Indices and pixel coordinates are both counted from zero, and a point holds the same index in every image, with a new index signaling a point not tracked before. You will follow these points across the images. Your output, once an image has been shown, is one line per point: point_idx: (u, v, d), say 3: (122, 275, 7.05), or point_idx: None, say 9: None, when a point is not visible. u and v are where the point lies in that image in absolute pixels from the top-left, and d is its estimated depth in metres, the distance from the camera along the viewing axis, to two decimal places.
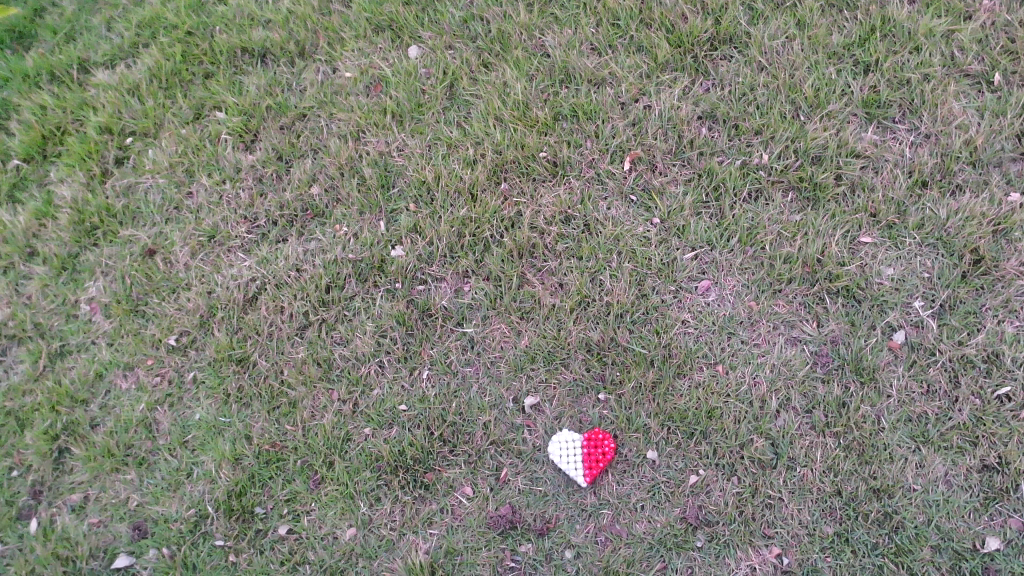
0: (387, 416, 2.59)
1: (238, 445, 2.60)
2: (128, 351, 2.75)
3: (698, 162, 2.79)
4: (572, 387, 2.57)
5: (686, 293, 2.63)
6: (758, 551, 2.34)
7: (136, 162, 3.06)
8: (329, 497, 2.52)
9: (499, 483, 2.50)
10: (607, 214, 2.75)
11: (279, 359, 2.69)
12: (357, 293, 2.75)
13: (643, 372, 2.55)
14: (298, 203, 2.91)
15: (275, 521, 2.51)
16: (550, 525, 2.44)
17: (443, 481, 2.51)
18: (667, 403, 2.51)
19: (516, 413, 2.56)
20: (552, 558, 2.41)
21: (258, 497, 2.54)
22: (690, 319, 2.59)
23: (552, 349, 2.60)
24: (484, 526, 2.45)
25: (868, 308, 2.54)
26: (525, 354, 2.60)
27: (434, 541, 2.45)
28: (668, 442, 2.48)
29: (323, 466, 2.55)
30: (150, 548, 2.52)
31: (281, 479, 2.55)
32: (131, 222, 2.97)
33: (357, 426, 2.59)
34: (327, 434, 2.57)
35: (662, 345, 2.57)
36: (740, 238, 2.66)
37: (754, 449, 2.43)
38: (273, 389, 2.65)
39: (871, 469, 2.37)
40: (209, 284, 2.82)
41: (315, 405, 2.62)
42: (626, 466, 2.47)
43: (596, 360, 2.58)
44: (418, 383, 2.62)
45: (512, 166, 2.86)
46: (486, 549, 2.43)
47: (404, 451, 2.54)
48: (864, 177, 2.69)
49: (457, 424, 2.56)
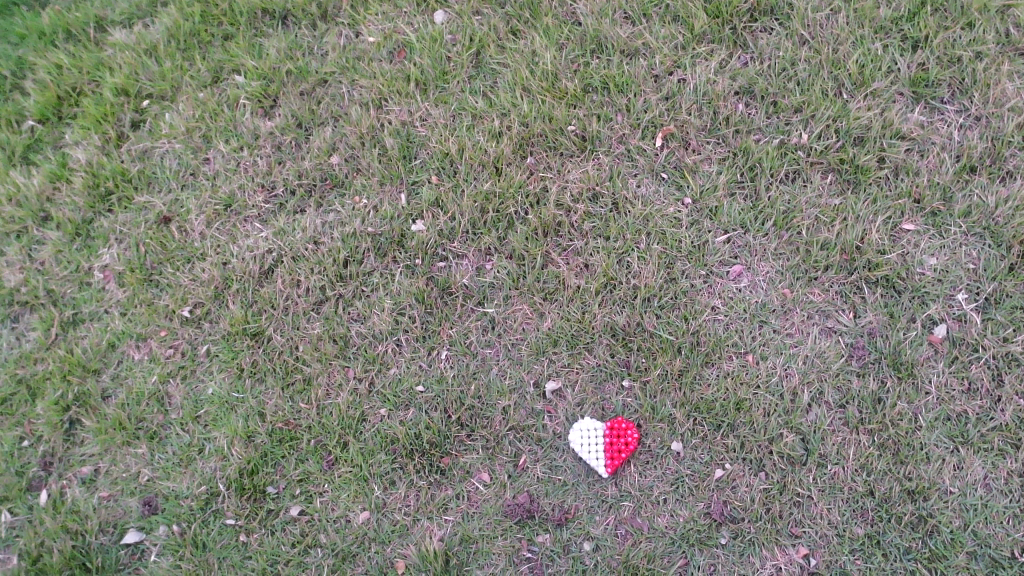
0: (403, 397, 2.50)
1: (251, 422, 2.53)
2: (141, 321, 2.70)
3: (733, 140, 2.66)
4: (595, 373, 2.47)
5: (717, 279, 2.52)
6: (784, 551, 2.22)
7: (153, 126, 2.98)
8: (342, 479, 2.43)
9: (517, 470, 2.40)
10: (637, 192, 2.64)
11: (295, 334, 2.62)
12: (375, 269, 2.68)
13: (670, 359, 2.43)
14: (317, 172, 2.83)
15: (287, 501, 2.43)
16: (569, 515, 2.33)
17: (459, 466, 2.41)
18: (693, 392, 2.39)
19: (536, 398, 2.46)
20: (570, 550, 2.31)
21: (270, 476, 2.46)
22: (721, 306, 2.48)
23: (576, 332, 2.50)
24: (501, 515, 2.35)
25: (909, 299, 2.43)
26: (548, 336, 2.51)
27: (449, 527, 2.36)
28: (694, 435, 2.36)
29: (337, 447, 2.46)
30: (160, 525, 2.45)
31: (294, 459, 2.47)
32: (146, 188, 2.90)
33: (373, 407, 2.51)
34: (341, 414, 2.49)
35: (690, 332, 2.46)
36: (775, 222, 2.55)
37: (784, 445, 2.30)
38: (288, 365, 2.59)
39: (906, 470, 2.25)
40: (225, 255, 2.76)
41: (330, 382, 2.55)
42: (649, 457, 2.36)
43: (621, 346, 2.47)
44: (436, 363, 2.53)
45: (539, 139, 2.75)
46: (502, 538, 2.33)
47: (420, 434, 2.45)
48: (908, 161, 2.56)
49: (475, 408, 2.46)
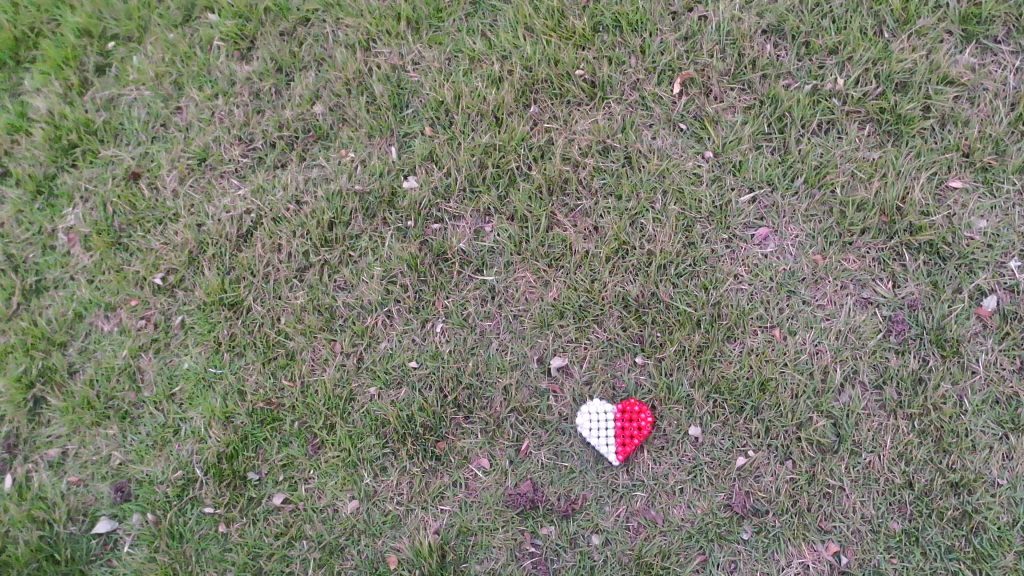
0: (395, 374, 2.29)
1: (230, 401, 2.32)
2: (109, 290, 2.47)
3: (760, 86, 2.38)
4: (606, 349, 2.24)
5: (740, 243, 2.27)
6: (813, 547, 2.03)
7: (119, 71, 2.70)
8: (329, 464, 2.24)
9: (519, 455, 2.20)
10: (652, 145, 2.38)
11: (276, 304, 2.40)
12: (363, 231, 2.43)
13: (688, 334, 2.20)
14: (299, 122, 2.56)
15: (270, 488, 2.24)
16: (576, 506, 2.15)
17: (456, 451, 2.21)
18: (713, 370, 2.17)
19: (540, 376, 2.24)
20: (577, 544, 2.13)
21: (251, 461, 2.27)
22: (745, 274, 2.24)
23: (584, 303, 2.27)
24: (501, 505, 2.17)
25: (955, 267, 2.18)
26: (553, 308, 2.28)
27: (446, 519, 2.17)
28: (714, 418, 2.14)
29: (323, 430, 2.26)
30: (133, 513, 2.27)
31: (276, 442, 2.28)
32: (113, 141, 2.64)
33: (361, 385, 2.29)
34: (327, 394, 2.29)
35: (711, 304, 2.22)
36: (806, 178, 2.29)
37: (814, 431, 2.09)
38: (269, 338, 2.37)
39: (950, 460, 2.03)
40: (199, 216, 2.51)
41: (315, 357, 2.34)
42: (664, 442, 2.15)
43: (634, 319, 2.24)
44: (430, 337, 2.31)
45: (544, 85, 2.47)
46: (503, 530, 2.15)
47: (413, 416, 2.24)
48: (957, 109, 2.28)
49: (473, 387, 2.25)
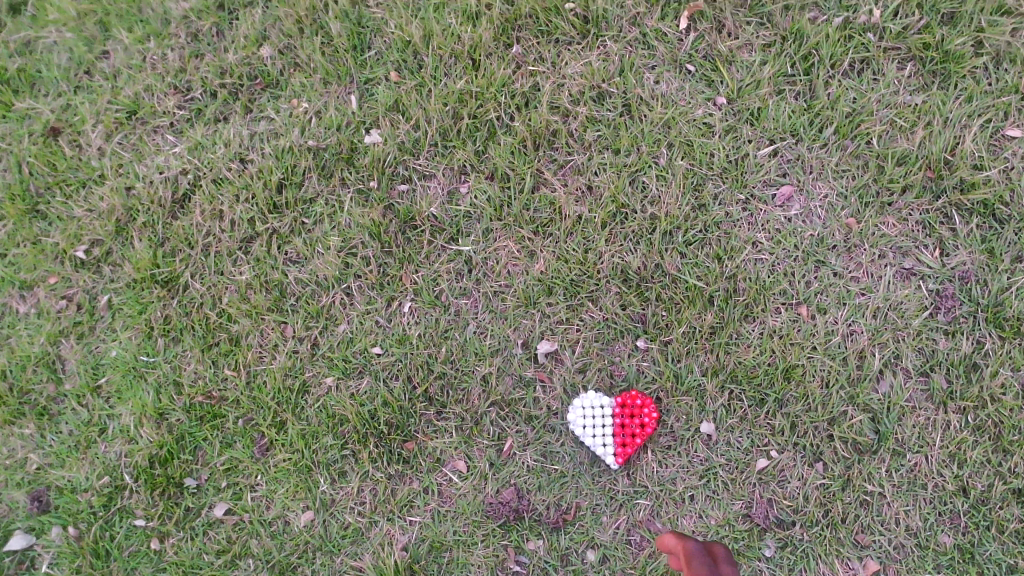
0: (356, 363, 1.95)
1: (164, 396, 1.99)
2: (24, 265, 2.12)
3: (782, 20, 1.99)
4: (602, 331, 1.91)
5: (760, 205, 1.93)
6: (847, 565, 1.75)
7: (34, 8, 2.28)
8: (278, 469, 1.92)
9: (501, 457, 1.89)
10: (655, 89, 2.01)
11: (217, 282, 2.05)
12: (318, 194, 2.08)
13: (699, 314, 1.87)
14: (245, 69, 2.18)
15: (211, 497, 1.93)
16: (568, 516, 1.85)
17: (427, 453, 1.90)
18: (729, 356, 1.84)
19: (525, 363, 1.91)
20: (569, 561, 1.84)
21: (189, 466, 1.95)
22: (765, 241, 1.90)
23: (576, 277, 1.93)
24: (480, 515, 1.87)
25: (1014, 232, 1.84)
26: (540, 283, 1.94)
27: (415, 532, 1.87)
28: (730, 413, 1.82)
29: (271, 429, 1.94)
30: (53, 527, 1.96)
31: (217, 443, 1.96)
32: (28, 91, 2.24)
33: (316, 375, 1.96)
34: (276, 386, 1.96)
35: (725, 277, 1.89)
36: (837, 128, 1.93)
37: (849, 428, 1.78)
38: (209, 321, 2.03)
39: (1011, 462, 1.74)
40: (128, 178, 2.15)
41: (263, 344, 2.00)
42: (671, 441, 1.84)
43: (635, 295, 1.91)
44: (396, 318, 1.98)
45: (529, 21, 2.08)
46: (482, 545, 1.85)
47: (376, 412, 1.92)
48: (1015, 45, 1.90)
49: (447, 377, 1.92)
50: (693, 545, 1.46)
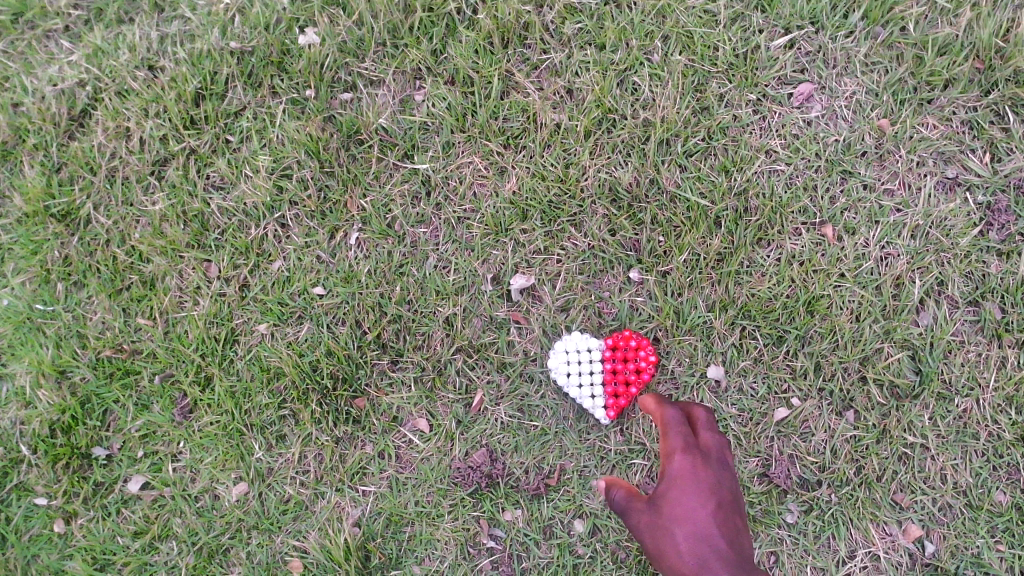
0: (295, 308, 1.63)
1: (65, 351, 1.66)
2: None
3: None
4: (587, 262, 1.60)
5: (774, 107, 1.61)
6: (885, 531, 1.48)
7: None
8: (203, 435, 1.61)
9: (469, 414, 1.58)
10: None
11: (126, 214, 1.71)
12: (245, 106, 1.73)
13: (703, 238, 1.57)
14: None
15: (124, 470, 1.62)
16: (550, 481, 1.56)
17: (381, 411, 1.59)
18: (739, 287, 1.55)
19: (497, 302, 1.60)
20: (553, 533, 1.56)
21: (97, 433, 1.63)
22: (780, 149, 1.59)
23: (555, 197, 1.61)
24: (446, 483, 1.57)
25: None
26: (513, 206, 1.62)
27: (369, 504, 1.57)
28: (742, 354, 1.53)
29: (194, 386, 1.63)
30: None
31: (130, 405, 1.64)
32: None
33: (247, 322, 1.64)
34: (200, 336, 1.64)
35: (734, 193, 1.58)
36: (867, 13, 1.60)
37: (885, 367, 1.51)
38: (117, 261, 1.69)
39: None
40: (14, 92, 1.77)
41: (182, 286, 1.67)
42: (672, 391, 1.53)
43: (626, 218, 1.60)
44: (341, 253, 1.65)
45: None
46: (450, 518, 1.56)
47: (318, 363, 1.60)
48: None
49: (403, 320, 1.61)
50: (667, 407, 1.31)
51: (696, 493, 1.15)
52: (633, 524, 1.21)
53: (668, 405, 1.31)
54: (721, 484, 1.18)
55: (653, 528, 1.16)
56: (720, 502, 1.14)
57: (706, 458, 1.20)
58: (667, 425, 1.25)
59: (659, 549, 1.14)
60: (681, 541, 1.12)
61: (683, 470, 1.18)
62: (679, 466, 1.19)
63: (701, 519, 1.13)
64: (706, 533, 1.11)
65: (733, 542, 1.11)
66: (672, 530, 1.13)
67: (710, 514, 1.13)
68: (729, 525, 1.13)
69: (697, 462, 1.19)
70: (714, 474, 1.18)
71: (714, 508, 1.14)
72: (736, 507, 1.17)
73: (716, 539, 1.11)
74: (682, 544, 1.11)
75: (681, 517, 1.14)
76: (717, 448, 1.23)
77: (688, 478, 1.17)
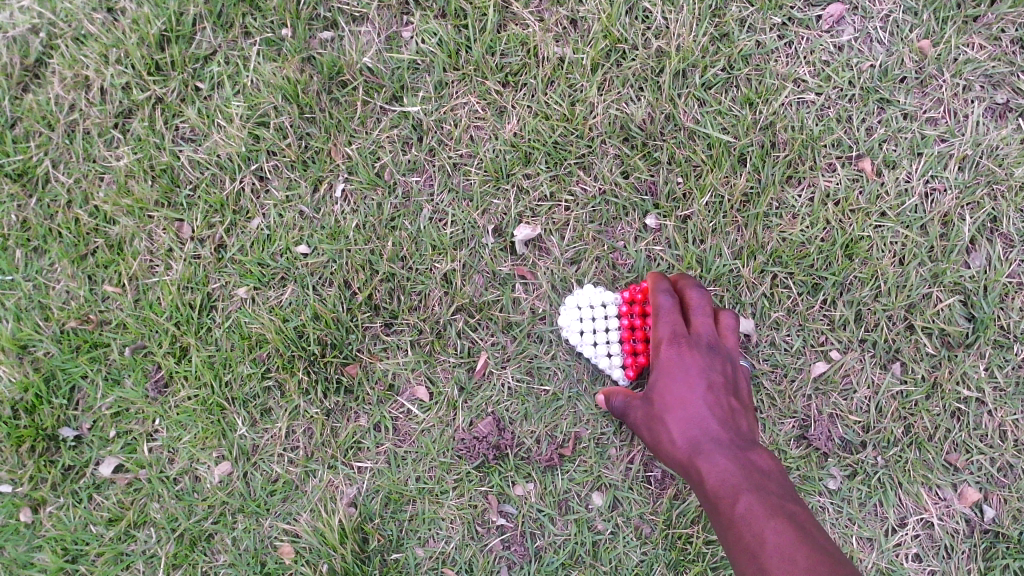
0: (277, 269, 1.48)
1: (26, 324, 1.51)
2: None
3: None
4: (599, 209, 1.44)
5: (802, 30, 1.45)
6: (938, 496, 1.34)
7: None
8: (181, 411, 1.46)
9: (473, 380, 1.43)
10: None
11: (89, 172, 1.55)
12: (215, 49, 1.55)
13: (727, 178, 1.41)
14: None
15: (96, 452, 1.47)
16: (564, 450, 1.42)
17: (376, 379, 1.45)
18: (769, 231, 1.40)
19: (500, 256, 1.45)
20: (569, 508, 1.42)
21: (64, 412, 1.49)
22: (810, 77, 1.43)
23: (561, 138, 1.45)
24: (450, 456, 1.42)
25: None
26: (515, 150, 1.46)
27: (367, 482, 1.43)
28: (774, 305, 1.38)
29: (169, 359, 1.48)
30: None
31: (100, 381, 1.49)
32: None
33: (226, 286, 1.49)
34: (173, 303, 1.48)
35: (760, 127, 1.42)
36: None
37: (935, 315, 1.36)
38: (80, 223, 1.53)
39: None
40: None
41: (153, 249, 1.51)
42: None
43: (641, 159, 1.44)
44: (327, 207, 1.49)
45: None
46: (455, 494, 1.42)
47: (305, 329, 1.45)
48: None
49: (397, 279, 1.46)
50: (658, 288, 1.30)
51: (686, 379, 1.22)
52: (630, 417, 1.27)
53: (657, 283, 1.31)
54: (711, 367, 1.24)
55: (649, 420, 1.23)
56: (710, 385, 1.22)
57: (693, 342, 1.26)
58: (657, 312, 1.27)
59: (659, 442, 1.21)
60: (679, 432, 1.19)
61: (672, 359, 1.24)
62: (667, 354, 1.25)
63: (693, 404, 1.20)
64: (703, 428, 1.18)
65: (730, 431, 1.18)
66: (669, 422, 1.20)
67: (701, 400, 1.20)
68: (721, 407, 1.21)
69: (685, 347, 1.25)
70: (701, 355, 1.25)
71: (705, 393, 1.21)
72: (729, 388, 1.24)
73: (714, 428, 1.18)
74: (680, 437, 1.18)
75: (673, 406, 1.21)
76: (707, 331, 1.27)
77: (677, 366, 1.23)
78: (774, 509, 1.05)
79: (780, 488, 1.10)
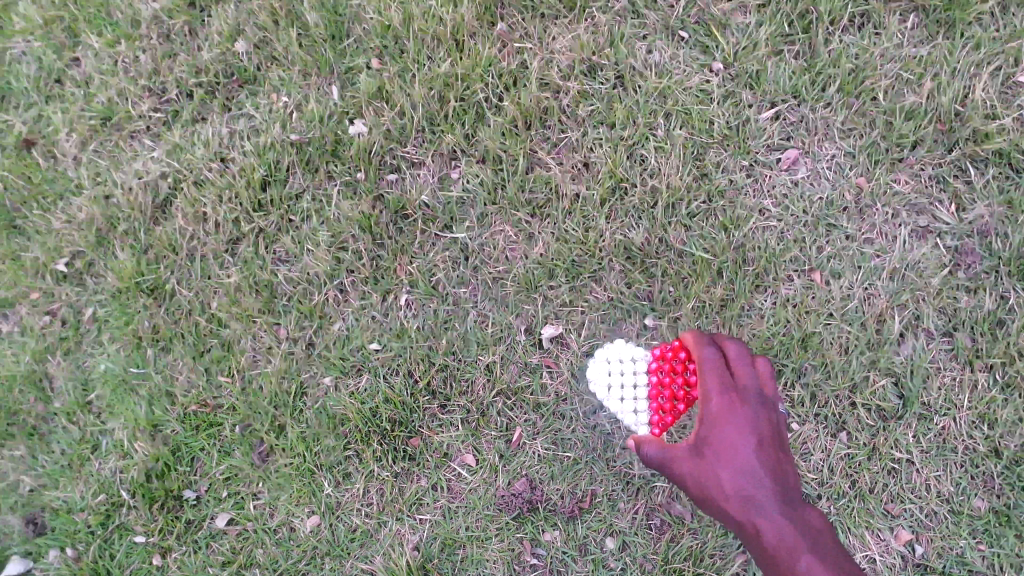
0: (354, 361, 1.88)
1: (157, 408, 1.91)
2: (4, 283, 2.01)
3: None
4: (608, 312, 1.84)
5: (765, 171, 1.86)
6: (879, 536, 1.70)
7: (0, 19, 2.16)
8: (280, 475, 1.85)
9: (511, 448, 1.81)
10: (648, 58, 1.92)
11: (205, 287, 1.96)
12: (305, 189, 1.98)
13: (708, 287, 1.80)
14: (220, 65, 2.06)
15: (212, 508, 1.86)
16: (584, 504, 1.78)
17: (433, 448, 1.83)
18: (742, 328, 1.78)
19: (530, 350, 1.84)
20: (588, 550, 1.78)
21: (187, 477, 1.88)
22: (772, 207, 1.83)
23: (577, 257, 1.85)
24: (492, 509, 1.79)
25: None
26: (541, 267, 1.86)
27: (427, 530, 1.80)
28: None
29: (270, 434, 1.87)
30: (51, 549, 1.87)
31: (215, 452, 1.88)
32: None
33: (314, 375, 1.89)
34: (273, 389, 1.87)
35: (734, 247, 1.82)
36: (841, 86, 1.85)
37: (873, 394, 1.73)
38: (199, 327, 1.94)
39: None
40: (107, 187, 2.04)
41: (256, 347, 1.92)
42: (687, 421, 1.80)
43: (640, 272, 1.83)
44: (393, 312, 1.90)
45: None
46: (497, 540, 1.79)
47: (378, 409, 1.84)
48: None
49: (449, 368, 1.85)
50: (700, 342, 1.37)
51: (737, 431, 1.28)
52: (674, 460, 1.33)
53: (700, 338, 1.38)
54: (758, 421, 1.30)
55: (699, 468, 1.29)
56: (761, 440, 1.29)
57: (741, 394, 1.31)
58: (706, 367, 1.32)
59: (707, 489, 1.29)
60: (730, 482, 1.27)
61: (723, 410, 1.30)
62: (716, 404, 1.30)
63: (745, 456, 1.27)
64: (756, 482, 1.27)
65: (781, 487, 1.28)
66: (721, 472, 1.28)
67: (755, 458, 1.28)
68: (768, 458, 1.29)
69: (734, 397, 1.31)
70: (749, 408, 1.30)
71: (755, 446, 1.28)
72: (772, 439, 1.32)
73: (763, 481, 1.28)
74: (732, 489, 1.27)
75: (725, 457, 1.28)
76: (750, 381, 1.33)
77: (729, 420, 1.29)
78: (830, 565, 1.21)
79: (827, 542, 1.26)
